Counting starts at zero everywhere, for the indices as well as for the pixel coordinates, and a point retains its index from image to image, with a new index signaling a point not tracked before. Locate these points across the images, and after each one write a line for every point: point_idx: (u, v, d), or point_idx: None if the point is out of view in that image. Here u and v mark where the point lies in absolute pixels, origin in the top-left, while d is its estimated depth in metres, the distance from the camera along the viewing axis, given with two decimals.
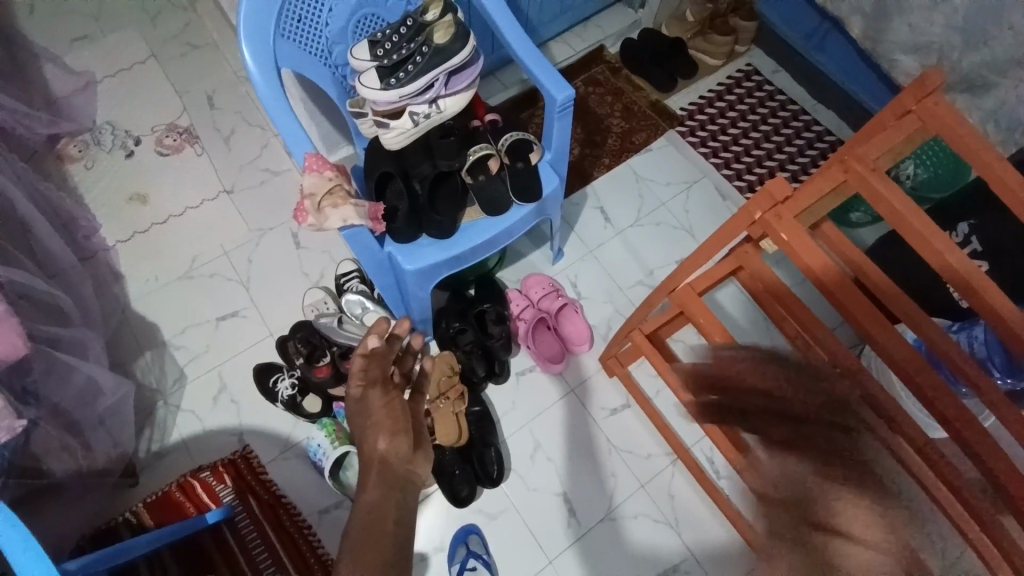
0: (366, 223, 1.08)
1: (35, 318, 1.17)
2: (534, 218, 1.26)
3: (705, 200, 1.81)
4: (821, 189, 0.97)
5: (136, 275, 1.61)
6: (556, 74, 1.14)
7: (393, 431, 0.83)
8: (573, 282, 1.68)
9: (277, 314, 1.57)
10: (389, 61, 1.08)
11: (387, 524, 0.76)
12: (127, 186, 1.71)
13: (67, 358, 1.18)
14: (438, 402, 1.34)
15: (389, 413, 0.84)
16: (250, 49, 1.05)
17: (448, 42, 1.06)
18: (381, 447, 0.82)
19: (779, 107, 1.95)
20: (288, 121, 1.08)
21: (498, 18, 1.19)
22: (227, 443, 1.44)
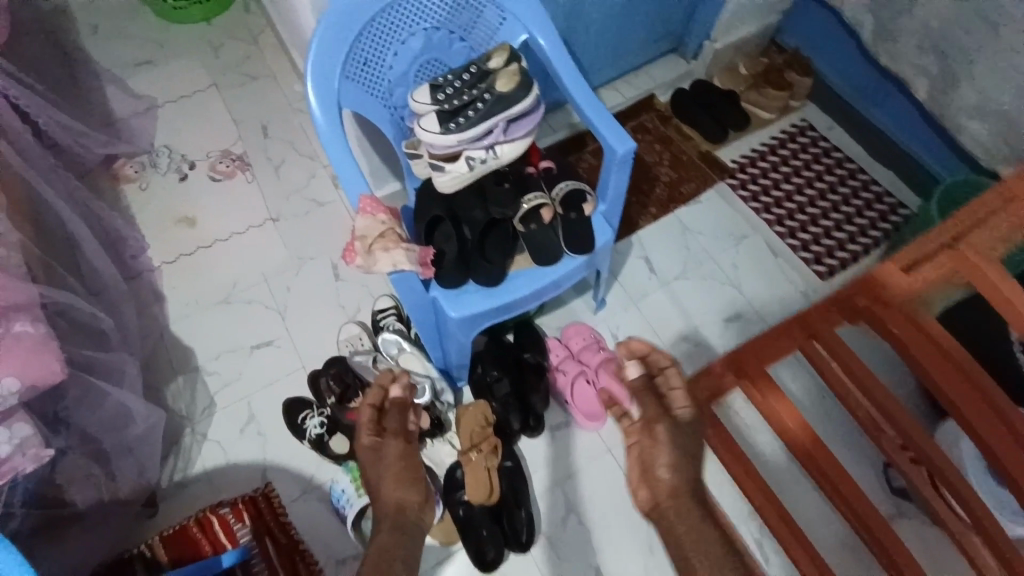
0: (416, 268, 1.05)
1: (73, 341, 1.17)
2: (582, 271, 1.21)
3: (756, 256, 1.74)
4: (933, 274, 0.94)
5: (175, 298, 1.60)
6: (618, 126, 1.11)
7: (407, 479, 0.99)
8: (614, 333, 1.62)
9: (310, 346, 1.55)
10: (449, 105, 1.06)
11: (396, 563, 0.86)
12: (176, 208, 1.74)
13: (99, 384, 1.16)
14: (471, 454, 1.29)
15: (403, 463, 1.01)
16: (316, 90, 1.06)
17: (510, 90, 1.05)
18: (397, 494, 0.98)
19: (835, 164, 1.88)
20: (347, 162, 1.08)
21: (556, 61, 1.15)
22: (250, 478, 1.40)
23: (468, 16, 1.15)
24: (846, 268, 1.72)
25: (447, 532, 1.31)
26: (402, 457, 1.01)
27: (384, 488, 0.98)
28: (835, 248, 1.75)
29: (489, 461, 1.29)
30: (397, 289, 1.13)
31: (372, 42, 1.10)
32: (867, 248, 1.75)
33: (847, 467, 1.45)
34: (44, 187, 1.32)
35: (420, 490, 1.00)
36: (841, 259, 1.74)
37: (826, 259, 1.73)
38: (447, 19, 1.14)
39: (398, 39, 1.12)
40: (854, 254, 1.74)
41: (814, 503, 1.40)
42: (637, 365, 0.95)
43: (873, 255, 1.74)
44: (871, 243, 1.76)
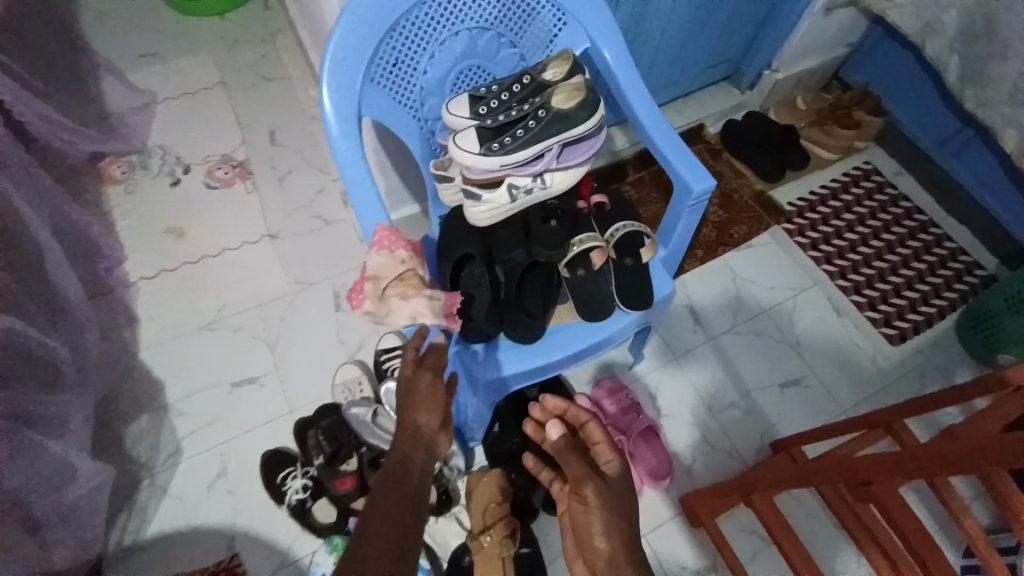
0: (440, 322, 0.84)
1: (16, 379, 0.96)
2: (636, 328, 1.00)
3: (816, 313, 1.53)
4: None
5: (152, 320, 1.40)
6: (695, 161, 0.92)
7: (437, 414, 0.75)
8: (653, 393, 1.39)
9: (301, 387, 1.33)
10: (494, 121, 0.88)
11: (409, 513, 0.64)
12: (164, 217, 1.54)
13: (37, 435, 0.95)
14: (482, 539, 1.05)
15: (433, 395, 0.76)
16: (332, 93, 0.86)
17: (571, 107, 0.86)
18: (419, 424, 0.74)
19: (904, 215, 1.69)
20: (364, 183, 0.88)
21: (624, 78, 0.96)
22: (214, 546, 1.16)
23: (522, 17, 0.96)
24: (920, 334, 1.50)
25: None
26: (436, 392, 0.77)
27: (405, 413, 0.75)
28: (906, 309, 1.54)
29: (503, 552, 1.04)
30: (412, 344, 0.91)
31: (406, 40, 0.90)
32: (943, 311, 1.54)
33: None
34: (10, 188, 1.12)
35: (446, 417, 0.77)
36: (914, 322, 1.52)
37: (897, 321, 1.52)
38: (496, 19, 0.95)
39: (436, 38, 0.93)
40: (928, 318, 1.52)
41: None
42: (558, 427, 0.76)
43: (950, 320, 1.52)
44: (947, 306, 1.54)
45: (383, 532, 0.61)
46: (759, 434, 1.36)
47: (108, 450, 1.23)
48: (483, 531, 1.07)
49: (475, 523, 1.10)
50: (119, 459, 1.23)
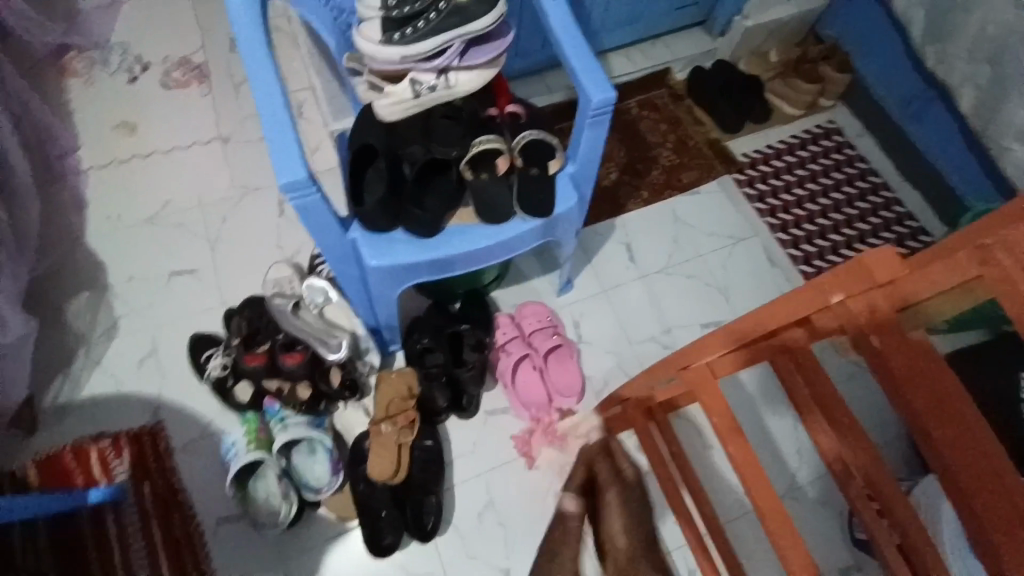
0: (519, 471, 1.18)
1: None
2: (535, 236, 1.03)
3: (749, 262, 1.56)
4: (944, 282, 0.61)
5: (99, 208, 1.45)
6: (599, 72, 0.93)
7: (398, 440, 1.13)
8: (576, 321, 1.44)
9: (236, 283, 1.39)
10: (396, 12, 0.89)
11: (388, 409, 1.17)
12: (119, 112, 1.57)
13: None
14: (381, 426, 1.13)
15: (383, 451, 1.11)
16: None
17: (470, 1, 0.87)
18: (384, 432, 1.13)
19: (858, 176, 1.71)
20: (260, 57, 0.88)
21: None
22: (138, 415, 1.24)
23: None
24: None
25: (348, 507, 1.16)
26: (391, 443, 1.12)
27: (379, 431, 1.13)
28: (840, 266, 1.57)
29: (401, 441, 1.13)
30: (302, 221, 0.88)
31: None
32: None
33: (808, 510, 1.29)
34: None
35: (406, 431, 1.14)
36: None
37: None
38: None
39: None
40: None
41: (765, 546, 1.23)
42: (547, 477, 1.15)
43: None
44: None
45: (381, 401, 1.18)
46: None
47: (48, 323, 1.30)
48: (385, 420, 1.14)
49: (377, 411, 1.17)
50: (57, 332, 1.30)
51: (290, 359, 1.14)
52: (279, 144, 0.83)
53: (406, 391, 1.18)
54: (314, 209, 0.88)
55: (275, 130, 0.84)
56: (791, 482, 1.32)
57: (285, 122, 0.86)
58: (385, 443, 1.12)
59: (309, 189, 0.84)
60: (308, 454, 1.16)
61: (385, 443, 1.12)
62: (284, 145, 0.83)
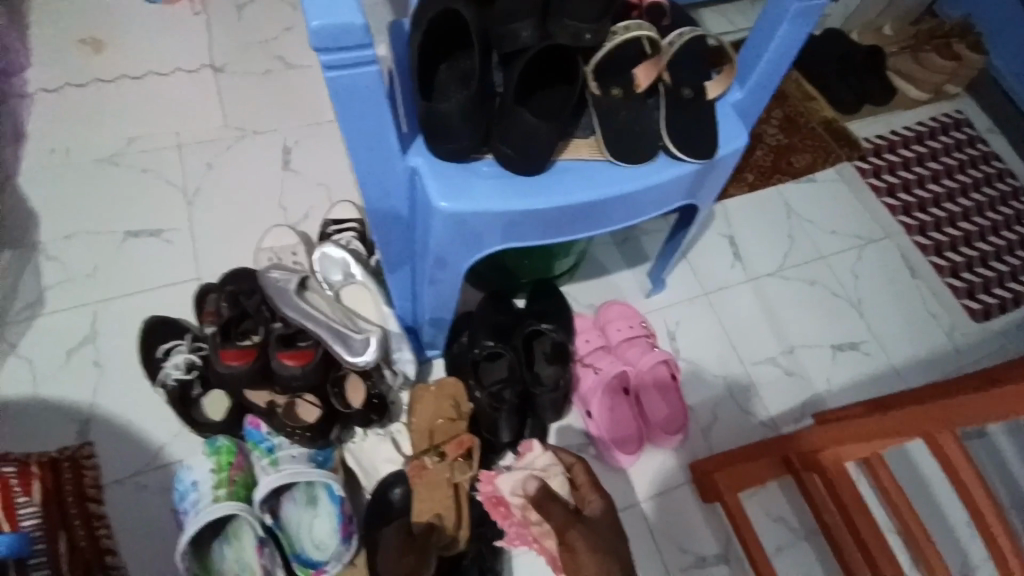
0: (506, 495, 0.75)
1: None
2: (682, 181, 0.69)
3: (884, 270, 1.22)
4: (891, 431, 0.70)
5: (43, 142, 1.07)
6: None
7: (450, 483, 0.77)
8: (671, 331, 1.08)
9: (221, 252, 1.01)
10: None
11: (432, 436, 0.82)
12: (84, 26, 1.20)
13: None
14: (425, 464, 0.78)
15: (431, 494, 0.76)
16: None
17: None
18: (429, 468, 0.77)
19: (995, 176, 1.39)
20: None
21: None
22: (58, 431, 0.85)
23: None
24: (1007, 313, 1.20)
25: None
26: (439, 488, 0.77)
27: (420, 466, 0.78)
28: (993, 282, 1.24)
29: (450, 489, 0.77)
30: (343, 111, 0.56)
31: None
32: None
33: None
34: None
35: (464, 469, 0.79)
36: (1001, 298, 1.22)
37: (981, 294, 1.22)
38: None
39: None
40: (1017, 296, 1.23)
41: None
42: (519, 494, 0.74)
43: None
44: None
45: (420, 423, 0.83)
46: (801, 403, 1.05)
47: None
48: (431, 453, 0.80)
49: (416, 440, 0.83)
50: None
51: (287, 358, 0.76)
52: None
53: (456, 406, 0.84)
54: (367, 98, 0.55)
55: None
56: (966, 565, 0.96)
57: None
58: (431, 486, 0.77)
59: (364, 56, 0.52)
60: (306, 506, 0.78)
61: (430, 486, 0.77)
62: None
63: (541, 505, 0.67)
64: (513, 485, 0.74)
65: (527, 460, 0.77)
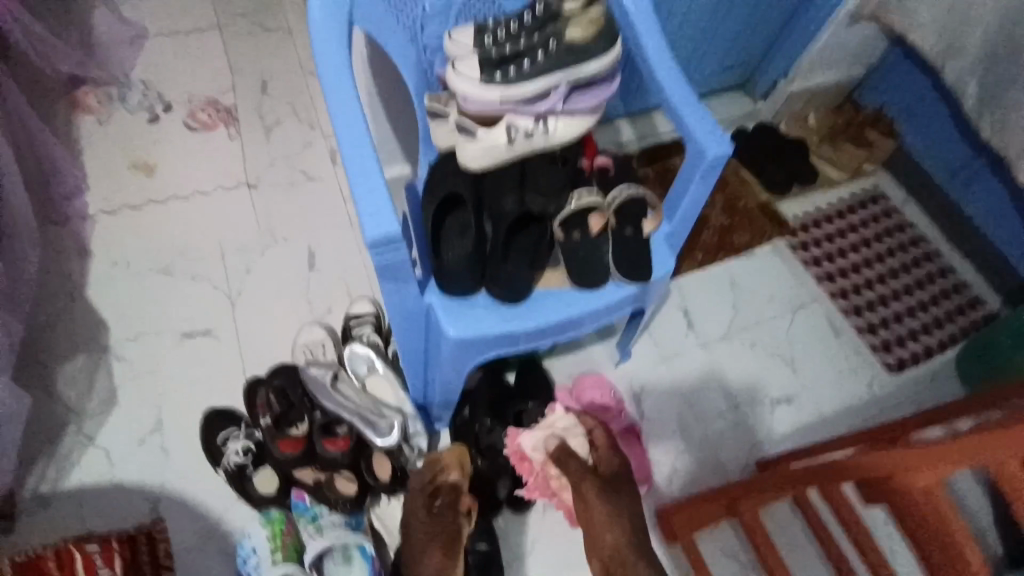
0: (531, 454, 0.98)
1: None
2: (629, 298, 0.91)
3: (815, 331, 1.46)
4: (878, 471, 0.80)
5: (105, 256, 1.27)
6: (711, 120, 0.82)
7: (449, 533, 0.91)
8: (637, 394, 1.30)
9: (259, 345, 1.21)
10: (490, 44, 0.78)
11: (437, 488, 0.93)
12: (133, 152, 1.42)
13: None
14: (434, 509, 0.93)
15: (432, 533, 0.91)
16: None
17: (593, 55, 0.78)
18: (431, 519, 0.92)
19: (908, 242, 1.64)
20: (344, 89, 0.73)
21: (637, 15, 0.88)
22: (135, 509, 1.04)
23: None
24: (919, 363, 1.45)
25: None
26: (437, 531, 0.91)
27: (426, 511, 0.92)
28: (906, 336, 1.48)
29: (456, 492, 0.94)
30: (384, 280, 0.75)
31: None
32: (942, 343, 1.48)
33: None
34: None
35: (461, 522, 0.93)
36: (913, 351, 1.46)
37: (895, 348, 1.46)
38: None
39: None
40: (927, 348, 1.47)
41: None
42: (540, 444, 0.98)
43: (948, 354, 1.47)
44: (946, 339, 1.49)
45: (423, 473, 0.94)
46: (747, 451, 1.27)
47: (36, 390, 1.11)
48: (433, 495, 0.93)
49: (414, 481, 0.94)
50: (45, 401, 1.10)
51: (330, 444, 0.97)
52: (368, 193, 0.69)
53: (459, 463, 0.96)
54: (398, 269, 0.74)
55: (356, 169, 0.71)
56: None
57: (368, 154, 0.72)
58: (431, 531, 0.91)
59: (400, 246, 0.70)
60: (343, 563, 0.95)
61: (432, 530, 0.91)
62: (374, 195, 0.70)
63: (560, 461, 0.94)
64: (536, 442, 0.98)
65: (551, 421, 1.01)
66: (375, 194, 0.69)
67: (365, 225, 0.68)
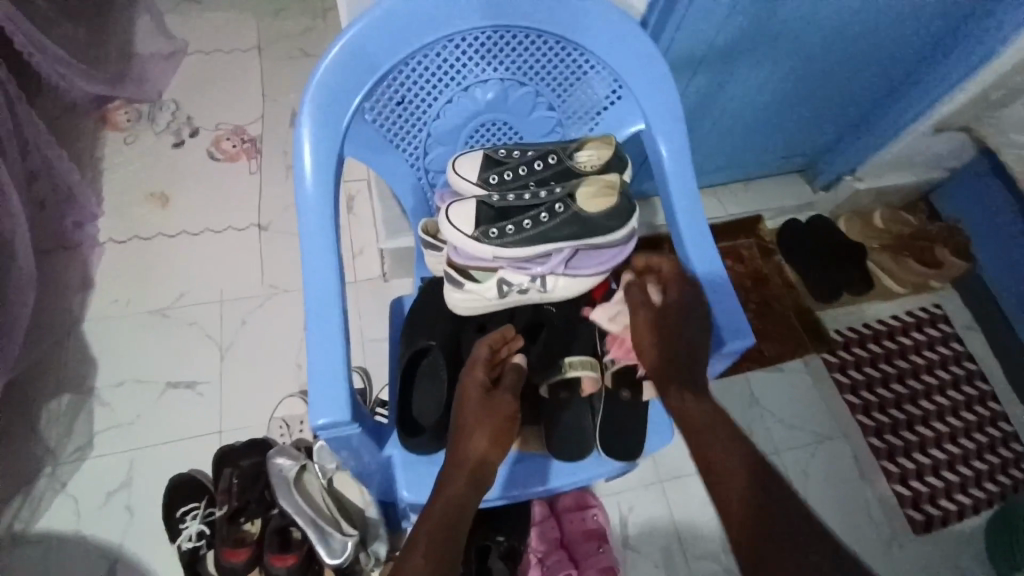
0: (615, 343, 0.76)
1: None
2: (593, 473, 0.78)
3: (836, 472, 1.32)
4: None
5: (107, 289, 1.27)
6: (733, 298, 0.76)
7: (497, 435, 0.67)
8: (623, 518, 1.20)
9: (239, 409, 1.18)
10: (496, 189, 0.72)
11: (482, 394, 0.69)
12: (152, 179, 1.41)
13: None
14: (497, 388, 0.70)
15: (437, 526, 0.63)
16: (313, 124, 0.67)
17: (603, 225, 0.71)
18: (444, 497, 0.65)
19: (964, 378, 1.46)
20: (323, 241, 0.68)
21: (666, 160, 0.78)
22: (91, 569, 1.03)
23: (567, 79, 0.78)
24: (947, 526, 1.29)
25: None
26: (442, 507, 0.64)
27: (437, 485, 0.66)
28: (940, 493, 1.32)
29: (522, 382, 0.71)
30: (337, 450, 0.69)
31: (444, 63, 0.72)
32: (978, 505, 1.31)
33: None
34: None
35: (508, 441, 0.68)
36: (944, 511, 1.30)
37: (926, 505, 1.30)
38: (536, 74, 0.77)
39: (460, 82, 0.74)
40: (961, 509, 1.31)
41: None
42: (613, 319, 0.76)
43: (981, 518, 1.30)
44: (983, 501, 1.32)
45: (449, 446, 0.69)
46: None
47: (19, 427, 1.11)
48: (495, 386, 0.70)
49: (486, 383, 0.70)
50: (25, 439, 1.11)
51: (278, 558, 0.92)
52: (323, 371, 0.63)
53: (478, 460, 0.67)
54: (350, 441, 0.67)
55: (319, 327, 0.65)
56: None
57: (334, 307, 0.66)
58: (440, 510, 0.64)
59: (351, 425, 0.63)
60: None
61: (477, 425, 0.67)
62: (331, 373, 0.64)
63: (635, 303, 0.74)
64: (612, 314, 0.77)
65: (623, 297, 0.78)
66: (331, 375, 0.63)
67: (317, 411, 0.62)
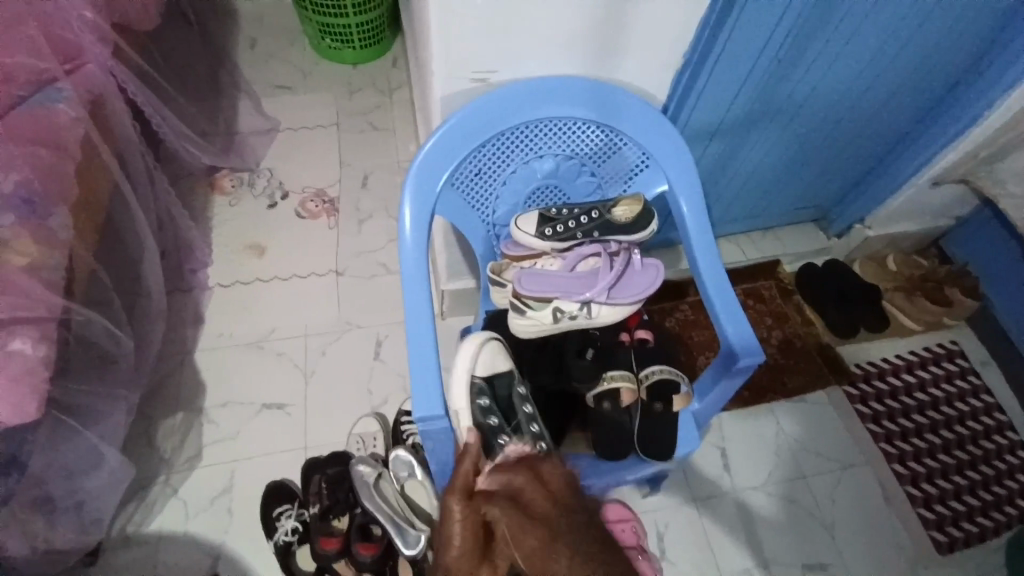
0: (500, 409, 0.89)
1: (79, 371, 1.10)
2: (599, 488, 0.96)
3: (862, 497, 1.40)
4: None
5: (214, 325, 1.51)
6: (742, 318, 0.92)
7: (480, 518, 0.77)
8: (658, 531, 1.33)
9: (321, 427, 1.37)
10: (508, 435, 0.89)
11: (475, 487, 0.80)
12: (250, 234, 1.68)
13: (72, 427, 1.06)
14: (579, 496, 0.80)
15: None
16: (414, 193, 0.90)
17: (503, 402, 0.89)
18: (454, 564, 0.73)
19: (981, 410, 1.54)
20: (420, 281, 0.89)
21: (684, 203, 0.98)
22: (199, 562, 1.22)
23: (606, 153, 1.00)
24: (970, 548, 1.35)
25: None
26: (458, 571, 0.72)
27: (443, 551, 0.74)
28: (963, 516, 1.38)
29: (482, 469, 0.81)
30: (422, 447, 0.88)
31: (511, 143, 0.96)
32: (999, 527, 1.38)
33: None
34: (132, 199, 1.29)
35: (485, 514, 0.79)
36: (967, 533, 1.37)
37: (950, 527, 1.37)
38: (580, 149, 0.99)
39: (523, 157, 0.98)
40: (983, 531, 1.37)
41: None
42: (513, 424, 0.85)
43: (1002, 540, 1.37)
44: (1003, 523, 1.38)
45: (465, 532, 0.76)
46: None
47: (139, 441, 1.33)
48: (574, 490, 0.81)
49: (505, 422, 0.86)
50: (146, 450, 1.32)
51: (364, 549, 1.09)
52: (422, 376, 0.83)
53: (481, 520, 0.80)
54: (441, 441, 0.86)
55: (418, 345, 0.85)
56: None
57: (427, 331, 0.87)
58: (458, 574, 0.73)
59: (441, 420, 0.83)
60: None
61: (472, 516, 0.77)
62: (426, 382, 0.84)
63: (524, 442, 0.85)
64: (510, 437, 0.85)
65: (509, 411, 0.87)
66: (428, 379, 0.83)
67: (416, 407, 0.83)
